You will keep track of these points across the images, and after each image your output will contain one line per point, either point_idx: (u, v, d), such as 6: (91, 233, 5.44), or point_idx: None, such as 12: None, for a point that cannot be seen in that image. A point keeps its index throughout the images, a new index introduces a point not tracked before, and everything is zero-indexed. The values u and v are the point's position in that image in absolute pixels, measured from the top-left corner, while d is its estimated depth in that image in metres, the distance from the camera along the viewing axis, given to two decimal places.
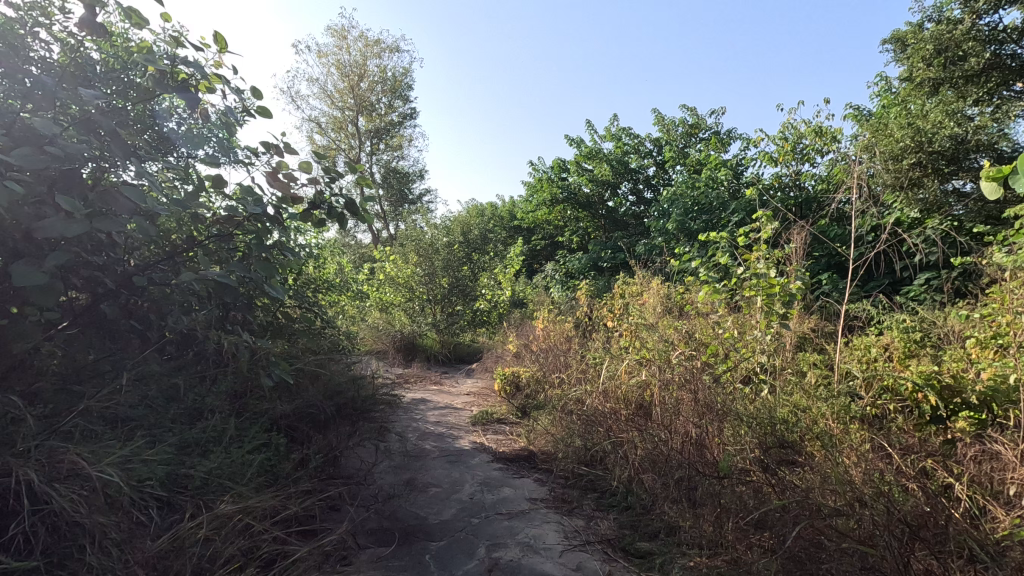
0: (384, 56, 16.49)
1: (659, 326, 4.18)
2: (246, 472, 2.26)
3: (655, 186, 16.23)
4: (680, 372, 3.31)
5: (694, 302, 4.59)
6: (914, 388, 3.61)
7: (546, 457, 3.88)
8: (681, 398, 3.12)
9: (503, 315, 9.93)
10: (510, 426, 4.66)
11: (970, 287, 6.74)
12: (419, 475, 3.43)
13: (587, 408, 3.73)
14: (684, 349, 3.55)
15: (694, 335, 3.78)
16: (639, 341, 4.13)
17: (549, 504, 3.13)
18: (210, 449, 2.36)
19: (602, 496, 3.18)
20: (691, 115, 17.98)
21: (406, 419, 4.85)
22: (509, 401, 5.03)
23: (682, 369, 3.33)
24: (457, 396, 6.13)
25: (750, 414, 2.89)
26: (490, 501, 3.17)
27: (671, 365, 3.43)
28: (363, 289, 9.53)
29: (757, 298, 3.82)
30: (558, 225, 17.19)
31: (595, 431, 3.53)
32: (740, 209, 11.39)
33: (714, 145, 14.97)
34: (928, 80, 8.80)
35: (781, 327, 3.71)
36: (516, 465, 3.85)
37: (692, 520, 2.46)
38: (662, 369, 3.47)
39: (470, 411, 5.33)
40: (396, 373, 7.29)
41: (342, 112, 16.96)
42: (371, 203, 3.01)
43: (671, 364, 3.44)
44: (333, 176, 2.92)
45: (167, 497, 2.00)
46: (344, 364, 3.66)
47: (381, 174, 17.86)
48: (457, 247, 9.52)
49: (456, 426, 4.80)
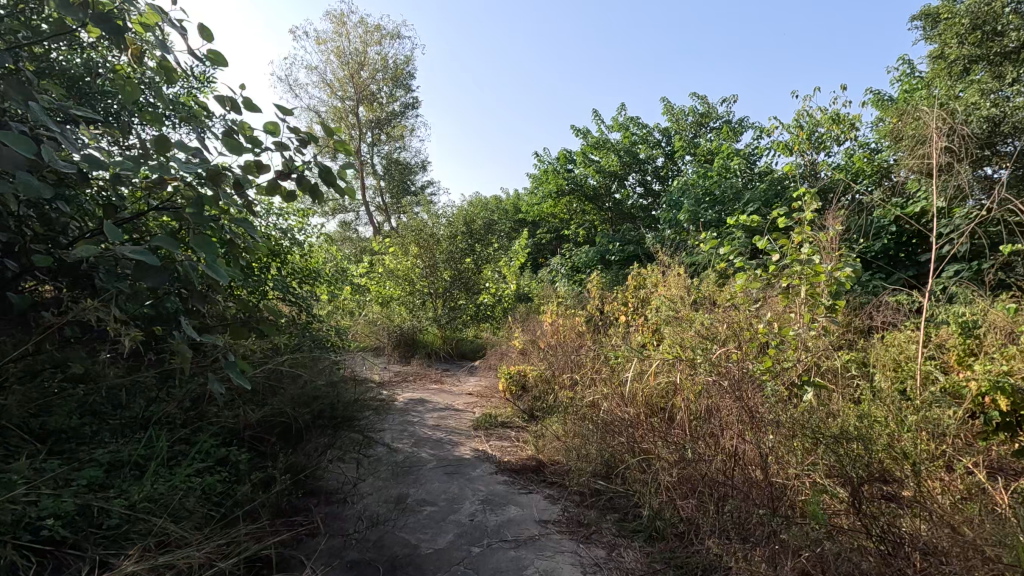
0: (384, 43, 15.95)
1: (685, 321, 3.70)
2: (186, 500, 1.80)
3: (664, 177, 15.71)
4: (718, 371, 2.84)
5: (728, 292, 4.14)
6: (979, 392, 3.09)
7: (557, 468, 3.42)
8: (719, 406, 2.60)
9: (508, 310, 9.48)
10: (517, 432, 4.21)
11: (1011, 279, 6.23)
12: (412, 492, 2.98)
13: (607, 412, 3.26)
14: (719, 348, 3.02)
15: (727, 331, 3.24)
16: (667, 335, 3.66)
17: (563, 528, 2.67)
18: (145, 471, 1.91)
19: (625, 518, 2.72)
20: (702, 104, 17.48)
21: (402, 423, 4.40)
22: (515, 403, 4.58)
23: (721, 367, 2.86)
24: (458, 397, 5.68)
25: (805, 425, 2.41)
26: (493, 523, 2.72)
27: (708, 363, 2.96)
28: (361, 283, 9.09)
29: (798, 288, 3.30)
30: (563, 218, 16.69)
31: (615, 441, 3.07)
32: (755, 198, 10.87)
33: (726, 133, 14.44)
34: (961, 58, 8.29)
35: (828, 322, 3.18)
36: (523, 476, 3.40)
37: (742, 558, 2.00)
38: (696, 370, 3.01)
39: (472, 414, 4.88)
40: (394, 371, 6.85)
41: (342, 102, 16.49)
42: (350, 171, 2.46)
43: (706, 362, 2.97)
44: (305, 138, 2.38)
45: (75, 539, 1.54)
46: (327, 363, 3.21)
47: (382, 166, 17.41)
48: (460, 239, 9.08)
49: (456, 431, 4.34)
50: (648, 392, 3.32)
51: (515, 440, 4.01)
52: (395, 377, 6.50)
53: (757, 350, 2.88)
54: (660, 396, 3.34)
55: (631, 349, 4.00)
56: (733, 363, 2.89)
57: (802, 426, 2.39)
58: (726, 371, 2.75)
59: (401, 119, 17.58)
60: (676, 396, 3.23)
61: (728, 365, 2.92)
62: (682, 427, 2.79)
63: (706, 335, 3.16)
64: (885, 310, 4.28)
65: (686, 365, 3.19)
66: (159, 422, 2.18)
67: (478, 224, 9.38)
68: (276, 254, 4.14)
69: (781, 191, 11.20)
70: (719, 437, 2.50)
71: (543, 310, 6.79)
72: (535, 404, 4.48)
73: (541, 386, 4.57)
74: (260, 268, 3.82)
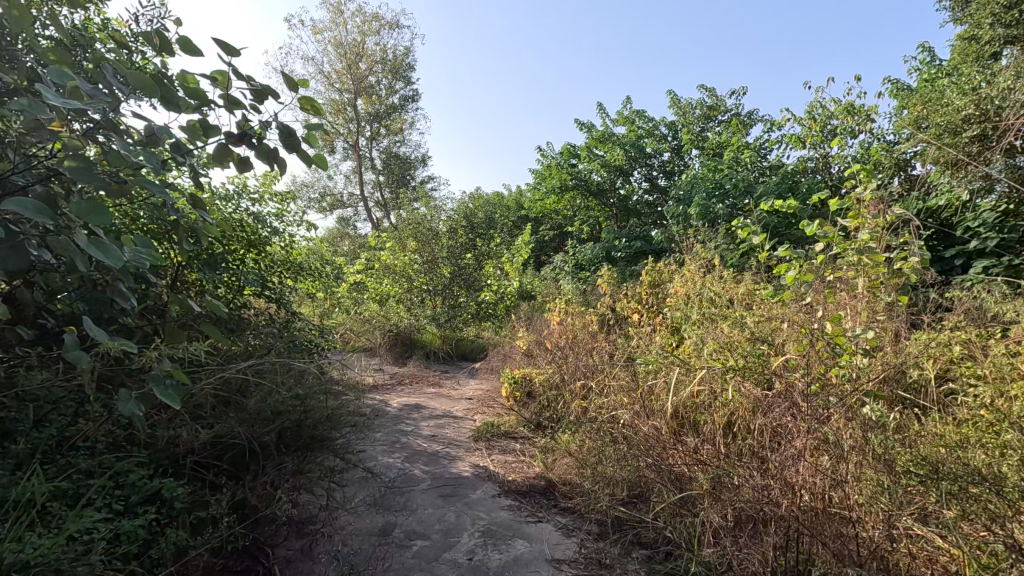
0: (384, 33, 15.47)
1: (717, 324, 3.23)
2: (83, 562, 1.35)
3: (671, 172, 15.25)
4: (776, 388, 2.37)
5: (769, 290, 3.67)
6: None
7: (569, 490, 2.98)
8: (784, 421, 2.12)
9: (511, 308, 9.03)
10: (522, 444, 3.75)
11: None
12: (400, 522, 2.53)
13: (633, 425, 2.80)
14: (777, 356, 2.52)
15: (774, 334, 2.74)
16: (703, 335, 3.19)
17: (580, 571, 2.22)
18: (39, 516, 1.46)
19: (655, 557, 2.28)
20: (710, 96, 17.01)
21: (394, 435, 3.95)
22: (520, 412, 4.14)
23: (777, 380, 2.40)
24: (457, 402, 5.22)
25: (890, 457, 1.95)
26: (497, 564, 2.26)
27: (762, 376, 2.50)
28: (356, 280, 8.64)
29: (856, 281, 2.80)
30: (567, 214, 16.20)
31: (640, 462, 2.60)
32: (768, 192, 10.40)
33: (736, 126, 13.96)
34: (993, 41, 7.82)
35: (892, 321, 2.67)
36: (530, 499, 2.95)
37: None
38: (747, 379, 2.55)
39: (473, 423, 4.42)
40: (390, 374, 6.40)
41: (340, 94, 16.04)
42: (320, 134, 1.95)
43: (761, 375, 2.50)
44: (261, 93, 1.87)
45: None
46: (304, 371, 2.75)
47: (381, 160, 16.97)
48: (460, 233, 8.60)
49: (454, 444, 3.88)
50: (685, 402, 2.86)
51: (521, 455, 3.55)
52: (390, 380, 6.04)
53: (823, 334, 2.36)
54: (692, 409, 2.87)
55: (659, 351, 3.54)
56: (790, 378, 2.42)
57: (887, 459, 1.93)
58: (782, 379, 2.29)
59: (400, 113, 17.12)
60: (717, 406, 2.77)
61: (785, 381, 2.46)
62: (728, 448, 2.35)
63: (754, 334, 2.70)
64: (934, 306, 3.81)
65: (731, 373, 2.73)
66: (78, 448, 1.72)
67: (479, 218, 8.90)
68: (248, 240, 3.65)
69: (795, 184, 10.73)
70: (777, 463, 2.04)
71: (550, 309, 6.33)
72: (542, 415, 4.03)
73: (549, 393, 4.11)
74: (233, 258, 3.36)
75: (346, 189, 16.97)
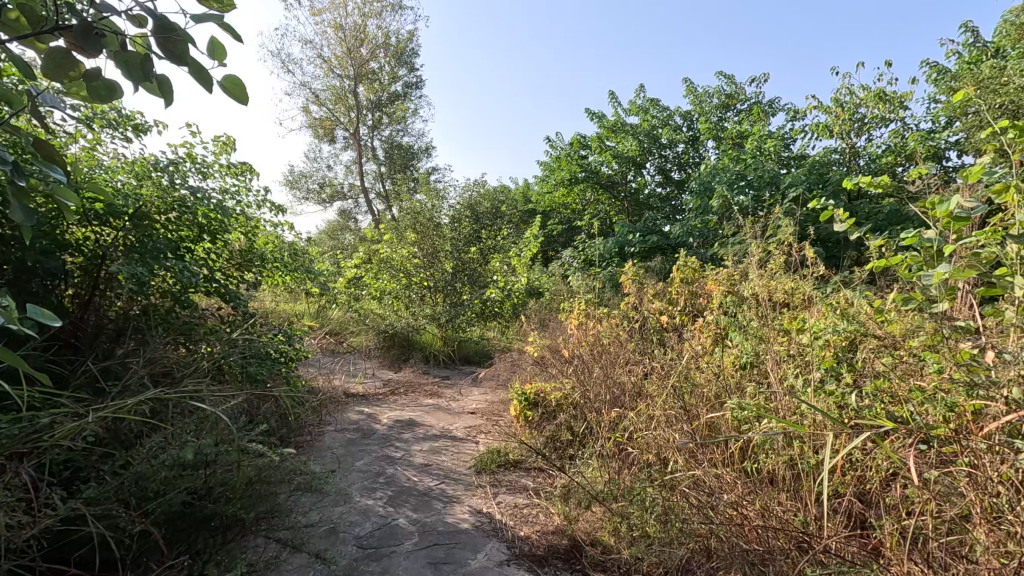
0: (386, 17, 14.71)
1: (819, 348, 2.45)
2: None
3: (685, 163, 14.43)
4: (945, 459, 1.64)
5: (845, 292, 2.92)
6: None
7: (599, 555, 2.28)
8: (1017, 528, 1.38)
9: (519, 307, 8.26)
10: (536, 482, 3.05)
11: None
12: None
13: (700, 483, 2.13)
14: (958, 413, 1.71)
15: (928, 369, 1.91)
16: (772, 357, 2.52)
17: None
18: None
19: None
20: (729, 84, 16.11)
21: (378, 468, 3.25)
22: (532, 437, 3.41)
23: (964, 445, 1.62)
24: (458, 417, 4.50)
25: None
26: None
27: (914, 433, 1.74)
28: (351, 276, 7.93)
29: (1017, 283, 1.84)
30: (575, 209, 15.31)
31: (726, 550, 1.86)
32: (797, 182, 9.54)
33: (758, 115, 13.09)
34: None
35: None
36: (547, 565, 2.25)
37: None
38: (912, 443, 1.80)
39: (474, 447, 3.71)
40: (383, 381, 5.68)
41: (341, 81, 15.32)
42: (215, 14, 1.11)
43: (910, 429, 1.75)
44: None
45: None
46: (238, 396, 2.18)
47: (382, 150, 16.25)
48: (464, 224, 7.84)
49: (452, 477, 3.18)
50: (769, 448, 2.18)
51: (535, 497, 2.84)
52: (382, 389, 5.32)
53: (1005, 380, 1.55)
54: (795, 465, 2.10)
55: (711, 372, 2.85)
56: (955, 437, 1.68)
57: None
58: (979, 450, 1.54)
59: (404, 101, 16.35)
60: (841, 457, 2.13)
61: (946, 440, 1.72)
62: (902, 550, 1.64)
63: (918, 370, 1.92)
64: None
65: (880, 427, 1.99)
66: None
67: (486, 208, 8.12)
68: (200, 227, 3.02)
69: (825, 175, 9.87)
70: None
71: (564, 309, 5.58)
72: (560, 440, 3.32)
73: (569, 415, 3.38)
74: (181, 248, 2.77)
75: (346, 180, 16.24)
